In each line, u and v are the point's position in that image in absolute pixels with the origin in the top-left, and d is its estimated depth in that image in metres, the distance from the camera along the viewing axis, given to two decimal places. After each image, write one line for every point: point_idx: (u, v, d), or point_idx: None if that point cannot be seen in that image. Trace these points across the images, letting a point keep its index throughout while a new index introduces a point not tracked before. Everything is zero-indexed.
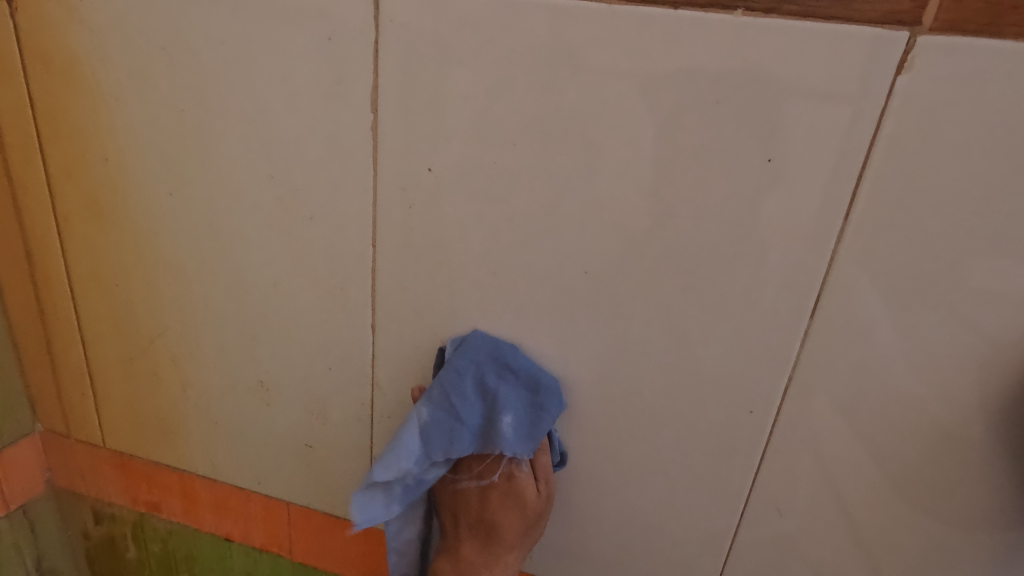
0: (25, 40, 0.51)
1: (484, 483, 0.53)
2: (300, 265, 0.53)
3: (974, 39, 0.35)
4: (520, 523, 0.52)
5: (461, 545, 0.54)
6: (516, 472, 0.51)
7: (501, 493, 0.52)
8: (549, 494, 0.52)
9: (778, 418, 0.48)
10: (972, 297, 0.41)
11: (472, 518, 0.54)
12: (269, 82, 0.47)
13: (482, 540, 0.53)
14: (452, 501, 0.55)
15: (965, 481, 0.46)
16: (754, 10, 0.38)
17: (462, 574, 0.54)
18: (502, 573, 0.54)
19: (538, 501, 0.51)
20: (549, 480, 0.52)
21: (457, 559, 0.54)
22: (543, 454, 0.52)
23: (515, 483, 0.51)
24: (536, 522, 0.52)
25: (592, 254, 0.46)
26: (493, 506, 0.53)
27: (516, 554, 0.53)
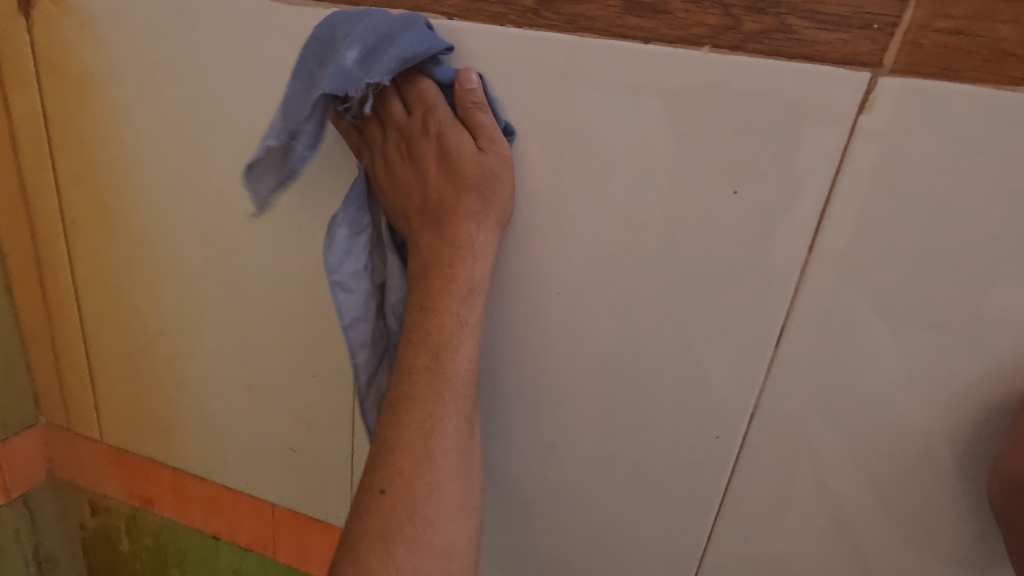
0: (39, 54, 0.54)
1: (417, 153, 0.42)
2: (288, 273, 0.55)
3: (934, 82, 0.36)
4: (474, 189, 0.41)
5: (416, 233, 0.43)
6: (448, 127, 0.41)
7: (439, 156, 0.42)
8: (500, 155, 0.42)
9: (744, 443, 0.49)
10: (937, 334, 0.41)
11: (418, 204, 0.43)
12: (260, 100, 0.49)
13: (432, 220, 0.42)
14: (393, 195, 0.44)
15: (933, 515, 0.46)
16: (722, 47, 0.38)
17: (430, 268, 0.42)
18: (463, 272, 0.42)
19: (484, 161, 0.41)
20: (490, 132, 0.42)
21: (418, 251, 0.43)
22: (481, 112, 0.42)
23: (450, 139, 0.41)
24: (494, 185, 0.42)
25: (564, 273, 0.47)
26: (433, 179, 0.42)
27: (484, 224, 0.42)
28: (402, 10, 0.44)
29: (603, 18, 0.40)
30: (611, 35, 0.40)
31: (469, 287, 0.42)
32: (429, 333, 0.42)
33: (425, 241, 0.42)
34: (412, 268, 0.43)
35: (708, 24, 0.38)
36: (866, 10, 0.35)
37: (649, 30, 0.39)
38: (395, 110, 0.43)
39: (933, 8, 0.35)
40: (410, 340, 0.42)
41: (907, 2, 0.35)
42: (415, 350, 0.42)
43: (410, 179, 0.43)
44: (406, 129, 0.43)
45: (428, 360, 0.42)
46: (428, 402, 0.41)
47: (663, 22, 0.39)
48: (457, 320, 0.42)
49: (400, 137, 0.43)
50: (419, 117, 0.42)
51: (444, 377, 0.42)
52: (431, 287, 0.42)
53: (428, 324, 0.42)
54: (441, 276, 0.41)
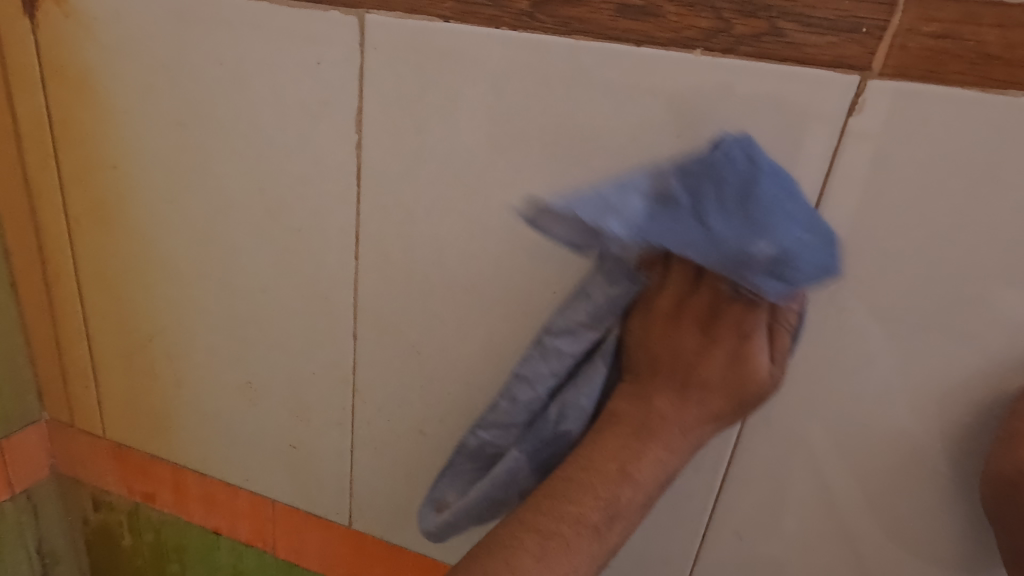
0: (44, 55, 0.55)
1: (712, 331, 0.40)
2: (287, 273, 0.55)
3: (921, 84, 0.36)
4: (728, 372, 0.40)
5: (654, 392, 0.41)
6: (755, 334, 0.40)
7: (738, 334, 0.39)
8: (779, 376, 0.41)
9: (736, 441, 0.48)
10: (927, 335, 0.41)
11: (691, 375, 0.40)
12: (261, 103, 0.50)
13: (682, 391, 0.41)
14: (663, 354, 0.41)
15: (924, 517, 0.46)
16: (713, 50, 0.39)
17: (645, 436, 0.40)
18: (679, 442, 0.41)
19: (766, 384, 0.41)
20: (783, 356, 0.41)
21: (647, 407, 0.41)
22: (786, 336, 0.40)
23: (752, 349, 0.39)
24: (753, 375, 0.40)
25: (558, 275, 0.47)
26: (711, 366, 0.40)
27: (707, 425, 0.42)
28: (399, 13, 0.44)
29: (597, 22, 0.40)
30: (604, 38, 0.40)
31: (660, 482, 0.41)
32: (614, 492, 0.40)
33: (647, 391, 0.41)
34: (624, 424, 0.41)
35: (698, 27, 0.39)
36: (855, 14, 0.36)
37: (641, 33, 0.40)
38: (726, 271, 0.39)
39: (919, 11, 0.35)
40: (575, 480, 0.40)
41: (894, 7, 0.35)
42: (585, 498, 0.39)
43: (670, 343, 0.41)
44: (712, 299, 0.40)
45: (599, 518, 0.39)
46: (574, 541, 0.39)
47: (655, 26, 0.39)
48: (645, 497, 0.40)
49: (694, 283, 0.40)
50: (737, 308, 0.39)
51: (605, 538, 0.39)
52: (619, 442, 0.41)
53: (620, 486, 0.40)
54: (654, 454, 0.40)
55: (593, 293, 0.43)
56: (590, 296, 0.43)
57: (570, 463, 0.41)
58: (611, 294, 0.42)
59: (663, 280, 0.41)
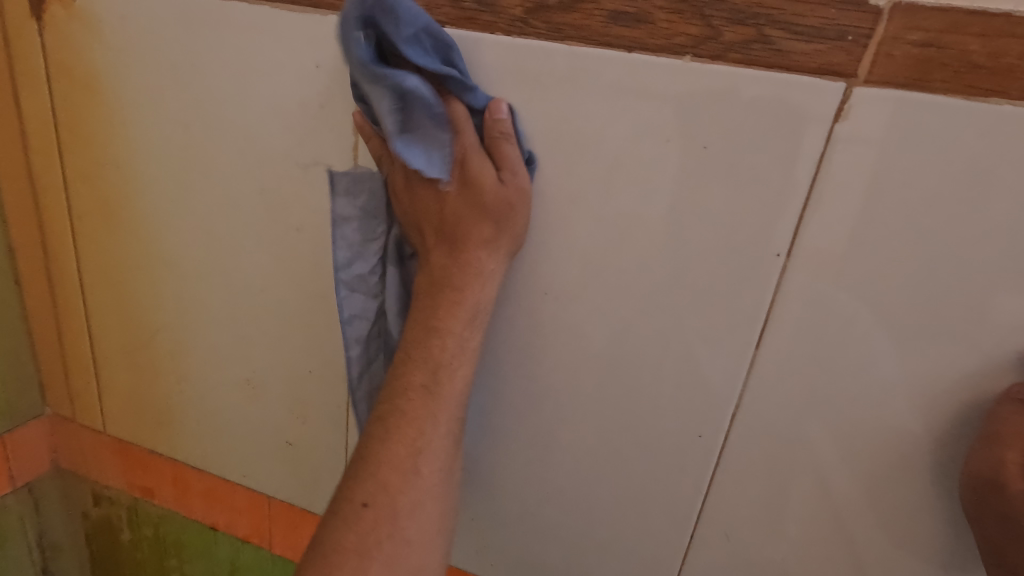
0: (50, 56, 0.56)
1: (437, 179, 0.43)
2: (284, 272, 0.56)
3: (906, 92, 0.37)
4: (490, 204, 0.43)
5: (429, 252, 0.45)
6: (470, 154, 0.43)
7: (461, 176, 0.43)
8: (518, 187, 0.43)
9: (726, 442, 0.49)
10: (911, 338, 0.42)
11: (437, 224, 0.44)
12: (260, 104, 0.51)
13: (447, 241, 0.44)
14: (411, 211, 0.45)
15: (912, 518, 0.46)
16: (703, 56, 0.39)
17: (439, 288, 0.44)
18: (469, 298, 0.44)
19: (504, 192, 0.43)
20: (512, 165, 0.43)
21: (431, 268, 0.45)
22: (506, 143, 0.43)
23: (472, 170, 0.42)
24: (508, 215, 0.44)
25: (552, 275, 0.48)
26: (456, 206, 0.43)
27: (494, 254, 0.44)
28: None
29: (588, 27, 0.41)
30: (596, 43, 0.41)
31: (473, 312, 0.44)
32: (430, 353, 0.44)
33: (460, 246, 0.44)
34: (423, 284, 0.46)
35: (688, 34, 0.39)
36: (841, 21, 0.36)
37: (632, 40, 0.40)
38: (414, 129, 0.43)
39: (905, 20, 0.35)
40: (409, 355, 0.45)
41: (881, 14, 0.36)
42: (411, 368, 0.45)
43: (444, 212, 0.44)
44: (404, 162, 0.44)
45: (425, 377, 0.44)
46: (412, 410, 0.44)
47: (646, 32, 0.40)
48: (458, 343, 0.45)
49: (392, 158, 0.45)
50: (443, 141, 0.43)
51: (438, 397, 0.45)
52: (442, 307, 0.44)
53: (431, 343, 0.44)
54: (446, 300, 0.44)
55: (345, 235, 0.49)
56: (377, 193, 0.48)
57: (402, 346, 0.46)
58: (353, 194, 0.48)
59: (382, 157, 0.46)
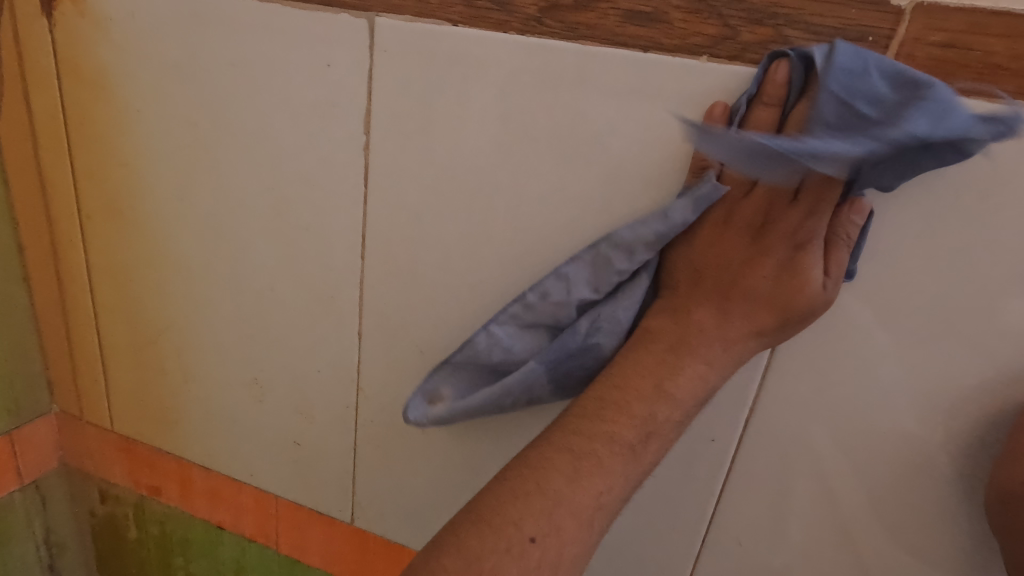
0: (61, 53, 0.56)
1: (766, 236, 0.39)
2: (293, 272, 0.56)
3: None
4: (776, 286, 0.39)
5: (694, 308, 0.40)
6: (809, 242, 0.38)
7: (781, 262, 0.39)
8: (827, 296, 0.39)
9: (738, 447, 0.49)
10: (929, 343, 0.41)
11: (725, 282, 0.40)
12: (271, 102, 0.51)
13: (722, 307, 0.40)
14: (710, 254, 0.40)
15: (928, 526, 0.45)
16: (719, 56, 0.39)
17: (682, 350, 0.40)
18: (703, 355, 0.40)
19: (816, 298, 0.39)
20: (840, 270, 0.39)
21: (690, 325, 0.40)
22: (843, 248, 0.38)
23: (805, 264, 0.38)
24: (797, 320, 0.40)
25: None
26: (759, 275, 0.39)
27: (753, 340, 0.40)
28: (408, 17, 0.45)
29: (603, 27, 0.41)
30: (611, 43, 0.41)
31: (704, 389, 0.40)
32: (653, 411, 0.39)
33: (684, 305, 0.41)
34: (667, 334, 0.40)
35: (705, 34, 0.39)
36: (861, 22, 0.36)
37: (647, 39, 0.40)
38: (760, 118, 0.37)
39: (926, 20, 0.35)
40: (603, 398, 0.40)
41: (901, 15, 0.35)
42: (621, 418, 0.39)
43: (715, 250, 0.40)
44: (738, 198, 0.39)
45: (633, 434, 0.38)
46: (608, 460, 0.37)
47: (661, 32, 0.40)
48: (682, 414, 0.40)
49: (748, 192, 0.39)
50: (728, 198, 0.40)
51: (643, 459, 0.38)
52: (653, 360, 0.40)
53: (657, 407, 0.39)
54: (692, 370, 0.40)
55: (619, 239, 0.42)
56: (668, 215, 0.40)
57: (601, 382, 0.41)
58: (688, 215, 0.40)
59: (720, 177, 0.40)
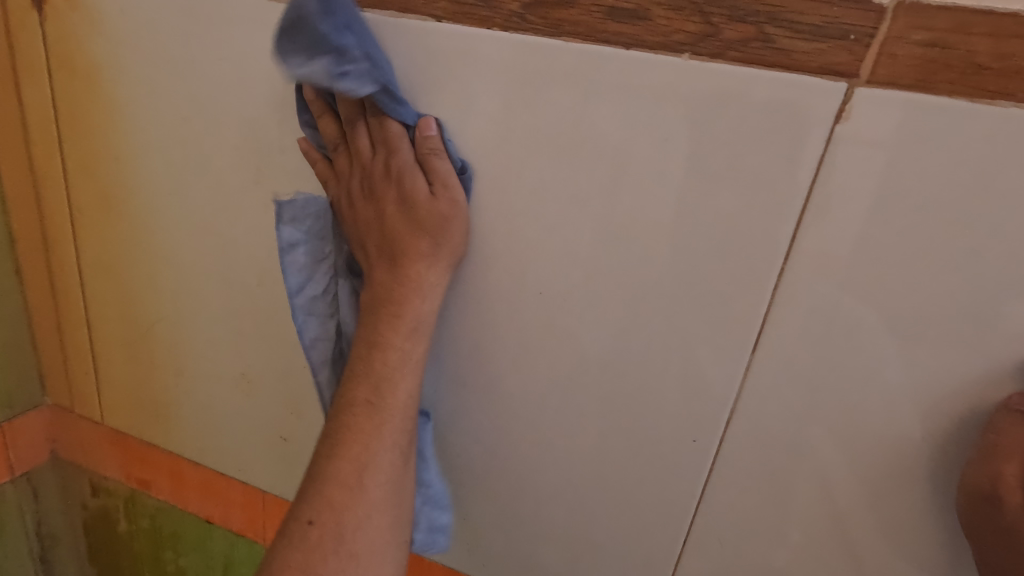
0: (51, 47, 0.56)
1: (377, 195, 0.46)
2: (280, 267, 0.56)
3: (911, 92, 0.36)
4: (431, 214, 0.45)
5: (372, 271, 0.46)
6: (407, 171, 0.45)
7: (398, 199, 0.45)
8: (453, 202, 0.45)
9: (722, 447, 0.48)
10: (911, 344, 0.41)
11: (380, 242, 0.46)
12: (256, 98, 0.51)
13: (389, 259, 0.45)
14: (362, 231, 0.47)
15: (909, 527, 0.45)
16: (702, 53, 0.39)
17: (382, 304, 0.45)
18: (408, 316, 0.45)
19: (437, 206, 0.45)
20: (450, 182, 0.45)
21: (372, 286, 0.46)
22: (436, 158, 0.45)
23: (406, 185, 0.44)
24: (444, 232, 0.45)
25: (548, 276, 0.48)
26: (394, 220, 0.45)
27: (434, 271, 0.46)
28: (393, 12, 0.45)
29: (587, 24, 0.40)
30: (595, 40, 0.40)
31: (413, 328, 0.45)
32: (372, 368, 0.45)
33: (371, 269, 0.46)
34: (366, 302, 0.46)
35: (687, 31, 0.39)
36: (844, 20, 0.35)
37: (629, 36, 0.40)
38: (361, 144, 0.46)
39: (909, 19, 0.35)
40: (353, 371, 0.46)
41: (883, 13, 0.35)
42: (355, 384, 0.45)
43: (368, 218, 0.46)
44: (369, 168, 0.46)
45: (368, 392, 0.45)
46: (359, 424, 0.45)
47: (644, 29, 0.39)
48: (400, 356, 0.45)
49: (378, 164, 0.46)
50: (380, 160, 0.46)
51: (381, 412, 0.45)
52: (372, 323, 0.45)
53: (374, 359, 0.45)
54: (389, 315, 0.45)
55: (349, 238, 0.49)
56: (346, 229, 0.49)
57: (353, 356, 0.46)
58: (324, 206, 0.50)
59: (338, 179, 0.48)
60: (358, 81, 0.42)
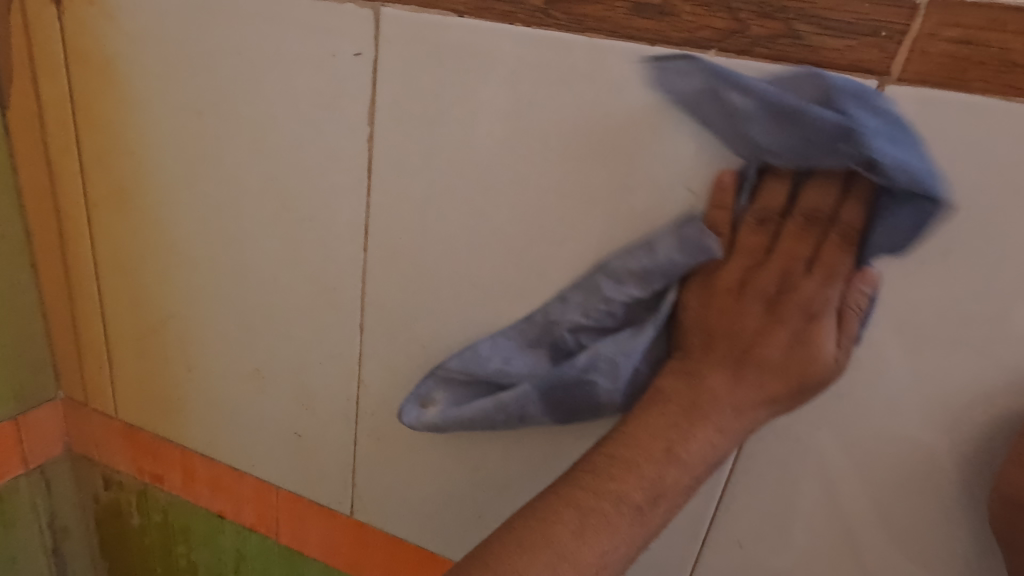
0: (69, 41, 0.56)
1: (778, 313, 0.39)
2: (297, 263, 0.56)
3: (942, 91, 0.35)
4: (791, 356, 0.39)
5: (709, 358, 0.40)
6: (822, 312, 0.38)
7: (807, 331, 0.38)
8: (840, 364, 0.40)
9: (741, 448, 0.48)
10: (938, 347, 0.40)
11: (735, 351, 0.40)
12: (275, 93, 0.51)
13: (737, 368, 0.40)
14: (715, 322, 0.40)
15: (931, 532, 0.45)
16: (728, 50, 0.38)
17: (695, 412, 0.40)
18: (710, 424, 0.40)
19: (829, 367, 0.39)
20: (850, 340, 0.39)
21: (695, 374, 0.41)
22: (853, 318, 0.39)
23: (818, 341, 0.38)
24: (811, 390, 0.40)
25: (569, 276, 0.47)
26: (773, 346, 0.39)
27: (738, 388, 0.40)
28: (414, 7, 0.44)
29: (611, 19, 0.40)
30: (619, 36, 0.40)
31: (713, 444, 0.40)
32: (660, 476, 0.39)
33: (695, 368, 0.41)
34: (674, 400, 0.41)
35: (713, 27, 0.38)
36: (874, 16, 0.35)
37: (655, 32, 0.39)
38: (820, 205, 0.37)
39: (941, 15, 0.34)
40: (592, 464, 0.40)
41: (915, 10, 0.34)
42: (628, 481, 0.39)
43: (729, 318, 0.40)
44: (812, 254, 0.37)
45: (642, 497, 0.39)
46: (617, 519, 0.38)
47: (670, 25, 0.39)
48: (709, 452, 0.40)
49: (775, 260, 0.38)
50: (811, 285, 0.38)
51: (649, 520, 0.39)
52: (669, 421, 0.40)
53: (666, 469, 0.39)
54: (678, 434, 0.40)
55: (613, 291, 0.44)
56: (654, 249, 0.42)
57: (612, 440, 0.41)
58: (676, 258, 0.41)
59: (749, 254, 0.39)
60: (788, 134, 0.35)
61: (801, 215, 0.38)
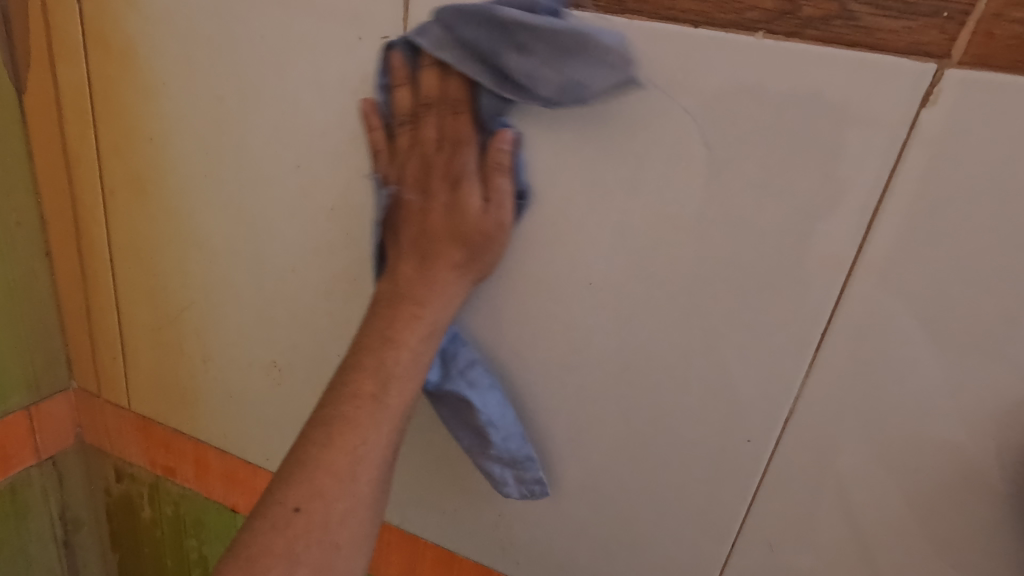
0: (88, 24, 0.55)
1: (428, 191, 0.44)
2: (316, 252, 0.55)
3: (1008, 75, 0.33)
4: (451, 218, 0.43)
5: (399, 260, 0.45)
6: (463, 177, 0.42)
7: (449, 196, 0.43)
8: (501, 221, 0.44)
9: (778, 449, 0.46)
10: (991, 344, 0.38)
11: (415, 232, 0.44)
12: (298, 77, 0.49)
13: (420, 254, 0.44)
14: (403, 209, 0.44)
15: (976, 537, 0.43)
16: (776, 32, 0.37)
17: (399, 300, 0.44)
18: (429, 316, 0.44)
19: (485, 221, 0.43)
20: (502, 195, 0.43)
21: (396, 279, 0.44)
22: (501, 175, 0.42)
23: (460, 193, 0.42)
24: (484, 248, 0.44)
25: (599, 265, 0.46)
26: (435, 218, 0.43)
27: (461, 277, 0.44)
28: None
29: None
30: (660, 17, 0.39)
31: (430, 330, 0.44)
32: (382, 363, 0.43)
33: (393, 262, 0.45)
34: (382, 294, 0.45)
35: (762, 9, 0.37)
36: None
37: (698, 14, 0.38)
38: (428, 134, 0.43)
39: None
40: (359, 361, 0.43)
41: None
42: (361, 377, 0.42)
43: (416, 208, 0.44)
44: (430, 158, 0.43)
45: (374, 388, 0.42)
46: (355, 416, 0.41)
47: (716, 5, 0.37)
48: (411, 356, 0.43)
49: (412, 149, 0.44)
50: (443, 156, 0.43)
51: (385, 407, 0.42)
52: (390, 317, 0.44)
53: (385, 356, 0.43)
54: (407, 313, 0.43)
55: (372, 214, 0.48)
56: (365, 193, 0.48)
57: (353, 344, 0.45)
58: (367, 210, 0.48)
59: (391, 157, 0.46)
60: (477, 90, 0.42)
61: (419, 105, 0.43)
